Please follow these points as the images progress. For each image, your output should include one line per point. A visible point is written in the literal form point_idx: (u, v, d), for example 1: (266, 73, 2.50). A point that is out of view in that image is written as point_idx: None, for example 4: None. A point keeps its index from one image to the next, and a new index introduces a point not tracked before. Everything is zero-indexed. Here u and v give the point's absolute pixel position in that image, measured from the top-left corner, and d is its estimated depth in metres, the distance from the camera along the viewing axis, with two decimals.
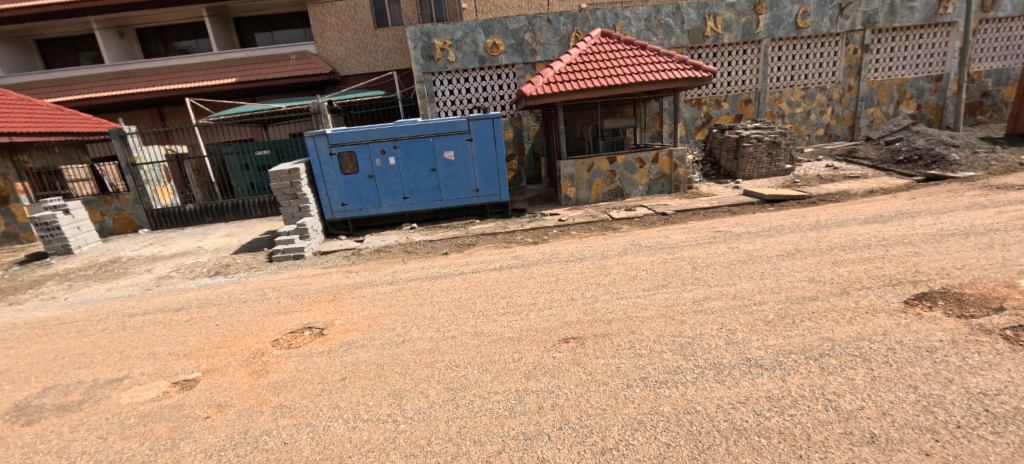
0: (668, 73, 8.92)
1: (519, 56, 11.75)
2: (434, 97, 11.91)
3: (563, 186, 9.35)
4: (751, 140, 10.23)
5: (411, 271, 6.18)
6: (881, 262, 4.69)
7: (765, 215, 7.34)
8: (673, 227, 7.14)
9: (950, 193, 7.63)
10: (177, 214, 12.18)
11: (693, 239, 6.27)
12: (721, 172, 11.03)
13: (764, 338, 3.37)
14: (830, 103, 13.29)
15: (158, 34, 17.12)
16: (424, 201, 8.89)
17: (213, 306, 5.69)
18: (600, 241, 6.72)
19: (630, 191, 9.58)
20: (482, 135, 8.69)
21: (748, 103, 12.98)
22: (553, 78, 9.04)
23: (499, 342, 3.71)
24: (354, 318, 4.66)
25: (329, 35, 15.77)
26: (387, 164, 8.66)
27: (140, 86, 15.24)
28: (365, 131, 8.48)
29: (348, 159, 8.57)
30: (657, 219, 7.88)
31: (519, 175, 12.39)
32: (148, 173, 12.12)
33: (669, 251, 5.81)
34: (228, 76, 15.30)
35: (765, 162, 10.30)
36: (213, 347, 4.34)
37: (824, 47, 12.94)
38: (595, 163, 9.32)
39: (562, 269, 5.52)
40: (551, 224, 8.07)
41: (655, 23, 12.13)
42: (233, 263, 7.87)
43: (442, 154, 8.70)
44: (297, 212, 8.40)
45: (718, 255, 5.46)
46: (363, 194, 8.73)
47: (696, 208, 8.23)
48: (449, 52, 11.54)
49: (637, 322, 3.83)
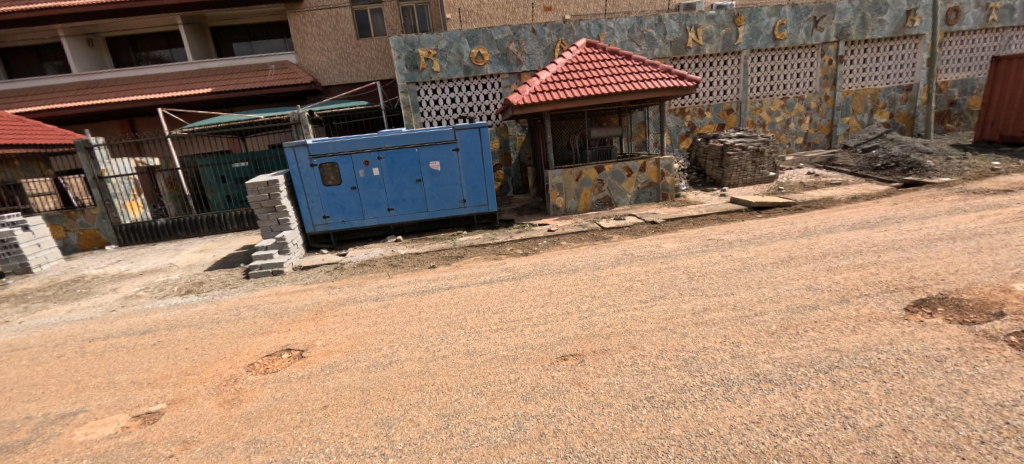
0: (653, 82, 8.96)
1: (504, 66, 11.68)
2: (419, 107, 11.73)
3: (552, 195, 9.21)
4: (735, 149, 10.31)
5: (399, 285, 5.98)
6: (875, 268, 4.64)
7: (755, 223, 7.32)
8: (665, 236, 7.05)
9: (930, 198, 7.77)
10: (148, 228, 11.62)
11: (686, 248, 6.20)
12: (707, 180, 11.06)
13: (769, 351, 3.24)
14: (808, 112, 13.60)
15: (129, 43, 16.59)
16: (410, 213, 8.63)
17: (182, 329, 5.30)
18: (591, 252, 6.57)
19: (619, 200, 9.51)
20: (469, 145, 8.52)
21: (730, 112, 13.16)
22: (540, 88, 8.96)
23: (494, 361, 3.49)
24: (337, 338, 4.38)
25: (310, 45, 15.50)
26: (371, 175, 8.38)
27: (109, 96, 14.64)
28: (348, 140, 8.20)
29: (330, 170, 8.26)
30: (647, 227, 7.82)
31: (505, 185, 12.22)
32: (116, 187, 11.55)
33: (663, 260, 5.72)
34: (203, 85, 14.81)
35: (750, 170, 10.36)
36: (182, 374, 4.00)
37: (801, 58, 13.28)
38: (583, 173, 9.23)
39: (555, 281, 5.35)
40: (540, 235, 7.91)
41: (639, 34, 12.23)
42: (207, 281, 7.46)
43: (428, 164, 8.48)
44: (276, 226, 8.04)
45: (712, 263, 5.37)
46: (346, 206, 8.43)
47: (685, 217, 8.20)
48: (434, 61, 11.41)
49: (637, 337, 3.67)
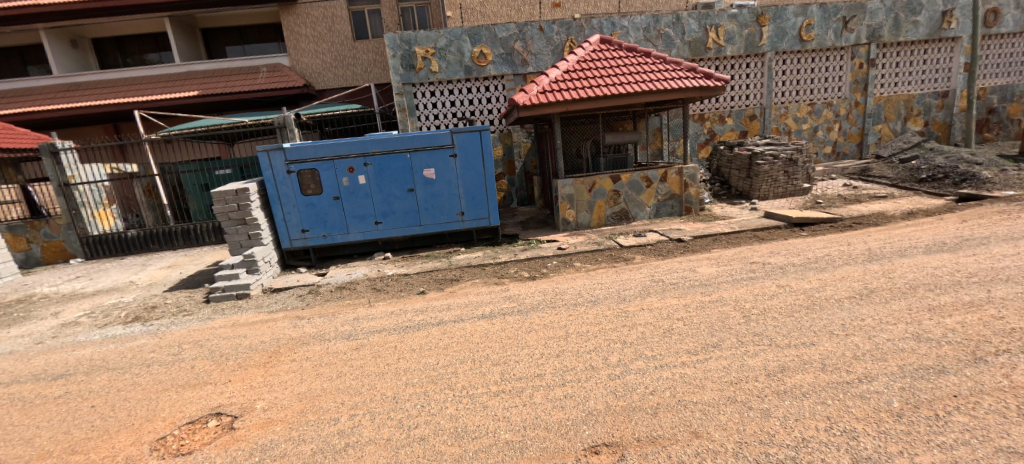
0: (677, 81, 7.93)
1: (509, 66, 10.74)
2: (415, 110, 10.76)
3: (561, 208, 8.14)
4: (765, 158, 9.22)
5: (378, 317, 4.91)
6: (994, 310, 3.54)
7: (803, 242, 6.23)
8: (698, 258, 5.97)
9: (1004, 215, 6.66)
10: (117, 240, 10.67)
11: (728, 274, 5.11)
12: (732, 192, 9.96)
13: (910, 452, 2.14)
14: (837, 120, 12.55)
15: (117, 45, 15.90)
16: (400, 227, 7.59)
17: (102, 374, 4.23)
18: (612, 277, 5.47)
19: (636, 214, 8.43)
20: (468, 151, 7.50)
21: (753, 118, 12.08)
22: (549, 86, 7.89)
23: (493, 453, 2.40)
24: (284, 398, 3.31)
25: (304, 47, 14.66)
26: (357, 184, 7.36)
27: (89, 99, 13.76)
28: (330, 144, 7.16)
29: (310, 177, 7.23)
30: (673, 246, 6.73)
31: (508, 196, 11.18)
32: (84, 194, 10.56)
33: (704, 291, 4.63)
34: (189, 88, 13.94)
35: (782, 181, 9.23)
36: (65, 453, 2.95)
37: (829, 61, 12.28)
38: (597, 182, 8.17)
39: (571, 317, 4.27)
40: (549, 254, 6.83)
41: (655, 34, 11.29)
42: (161, 306, 6.42)
43: (421, 172, 7.45)
44: (246, 240, 7.03)
45: (769, 296, 4.27)
46: (327, 219, 7.41)
47: (716, 233, 7.11)
48: (432, 61, 10.49)
49: (698, 414, 2.57)
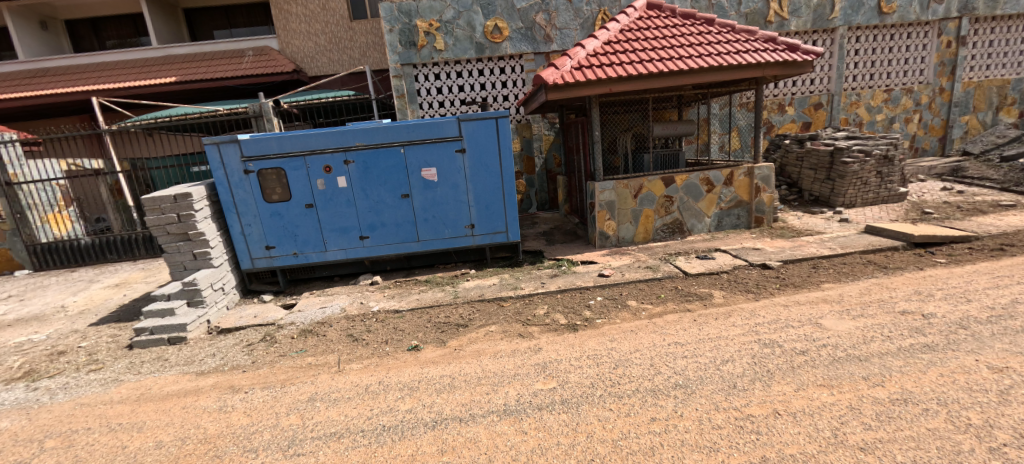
0: (752, 55, 6.06)
1: (529, 43, 8.92)
2: (416, 97, 9.03)
3: (599, 218, 6.33)
4: (855, 154, 7.28)
5: (344, 400, 3.20)
6: None
7: (954, 277, 4.42)
8: (810, 299, 4.19)
9: None
10: (70, 248, 9.16)
11: (880, 336, 3.35)
12: (805, 197, 8.08)
13: None
14: (918, 110, 10.54)
15: (93, 28, 14.42)
16: (392, 243, 5.90)
17: None
18: (695, 332, 3.70)
19: (693, 226, 6.62)
20: (480, 145, 5.72)
21: (818, 107, 10.13)
22: (585, 60, 6.01)
23: None
24: None
25: (294, 27, 12.97)
26: (335, 187, 5.66)
27: (54, 86, 12.19)
28: (298, 135, 5.44)
29: (274, 179, 5.54)
30: (760, 276, 4.94)
31: (527, 199, 9.42)
32: (31, 195, 8.98)
33: (868, 375, 2.85)
34: (165, 73, 12.32)
35: (873, 185, 7.35)
36: None
37: (911, 38, 10.24)
38: (645, 186, 6.37)
39: (658, 426, 2.52)
40: (589, 284, 5.07)
41: (705, 4, 9.38)
42: (70, 353, 4.78)
43: (418, 172, 5.72)
44: (191, 262, 5.37)
45: (1002, 399, 2.50)
46: (298, 232, 5.74)
47: (813, 257, 5.31)
48: (436, 37, 8.73)
49: None
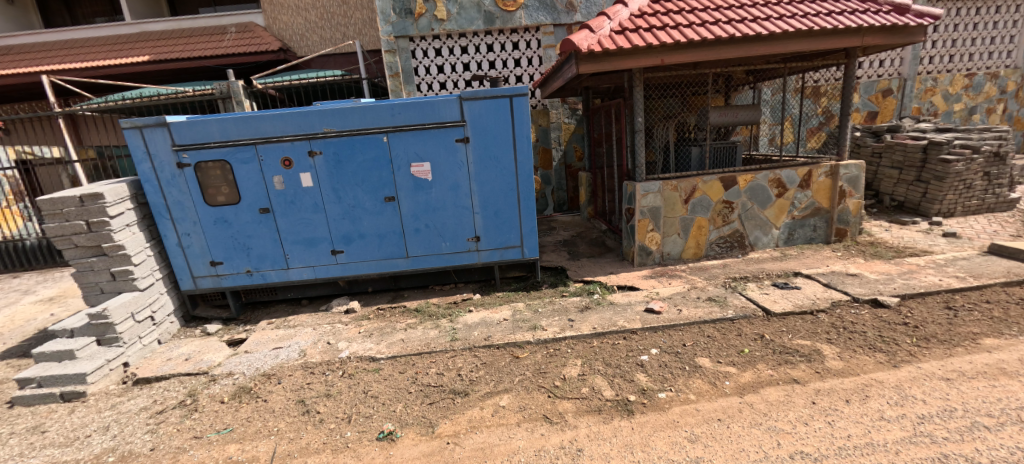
0: (849, 17, 4.59)
1: (547, 13, 7.49)
2: (414, 76, 7.65)
3: (640, 229, 4.95)
4: (959, 150, 5.80)
5: None
6: None
7: None
8: (979, 368, 2.80)
9: None
10: (15, 250, 8.13)
11: None
12: (882, 201, 6.64)
13: None
14: (1003, 99, 8.94)
15: (67, 3, 13.13)
16: (374, 259, 4.57)
17: None
18: (827, 431, 2.34)
19: (756, 240, 5.22)
20: (489, 132, 4.34)
21: (887, 94, 8.59)
22: (628, 23, 4.59)
23: None
24: None
25: (282, 1, 11.59)
26: (297, 187, 4.34)
27: (14, 63, 10.91)
28: (247, 117, 4.11)
29: (217, 175, 4.23)
30: (876, 318, 3.55)
31: (542, 199, 8.04)
32: None
33: None
34: (137, 51, 10.99)
35: (977, 189, 5.92)
36: None
37: (1000, 13, 8.63)
38: (700, 188, 4.97)
39: None
40: (635, 324, 3.72)
41: None
42: None
43: (407, 168, 4.38)
44: (109, 283, 4.09)
45: None
46: (251, 245, 4.44)
47: (940, 290, 3.90)
48: (437, 4, 7.32)
49: None
